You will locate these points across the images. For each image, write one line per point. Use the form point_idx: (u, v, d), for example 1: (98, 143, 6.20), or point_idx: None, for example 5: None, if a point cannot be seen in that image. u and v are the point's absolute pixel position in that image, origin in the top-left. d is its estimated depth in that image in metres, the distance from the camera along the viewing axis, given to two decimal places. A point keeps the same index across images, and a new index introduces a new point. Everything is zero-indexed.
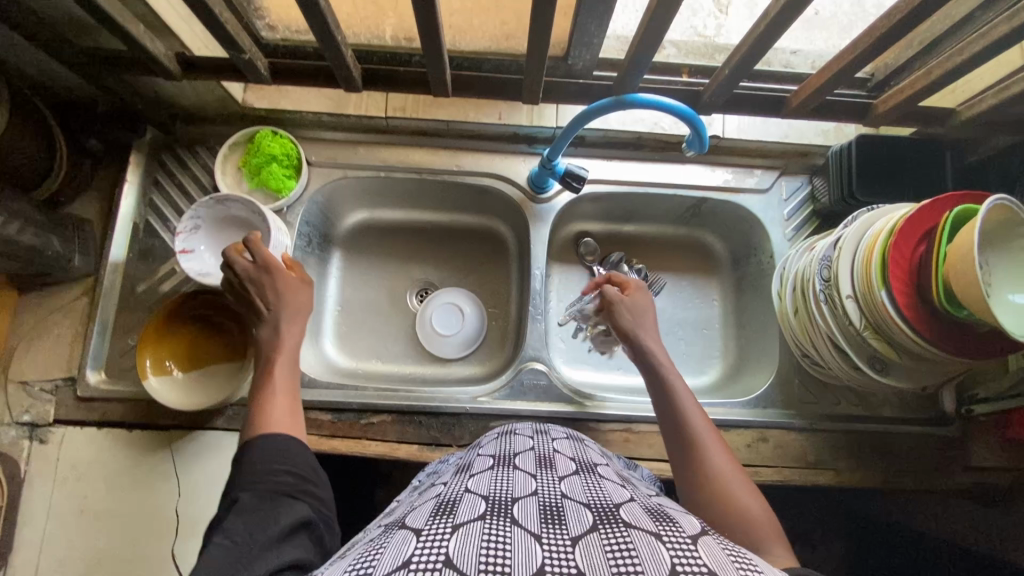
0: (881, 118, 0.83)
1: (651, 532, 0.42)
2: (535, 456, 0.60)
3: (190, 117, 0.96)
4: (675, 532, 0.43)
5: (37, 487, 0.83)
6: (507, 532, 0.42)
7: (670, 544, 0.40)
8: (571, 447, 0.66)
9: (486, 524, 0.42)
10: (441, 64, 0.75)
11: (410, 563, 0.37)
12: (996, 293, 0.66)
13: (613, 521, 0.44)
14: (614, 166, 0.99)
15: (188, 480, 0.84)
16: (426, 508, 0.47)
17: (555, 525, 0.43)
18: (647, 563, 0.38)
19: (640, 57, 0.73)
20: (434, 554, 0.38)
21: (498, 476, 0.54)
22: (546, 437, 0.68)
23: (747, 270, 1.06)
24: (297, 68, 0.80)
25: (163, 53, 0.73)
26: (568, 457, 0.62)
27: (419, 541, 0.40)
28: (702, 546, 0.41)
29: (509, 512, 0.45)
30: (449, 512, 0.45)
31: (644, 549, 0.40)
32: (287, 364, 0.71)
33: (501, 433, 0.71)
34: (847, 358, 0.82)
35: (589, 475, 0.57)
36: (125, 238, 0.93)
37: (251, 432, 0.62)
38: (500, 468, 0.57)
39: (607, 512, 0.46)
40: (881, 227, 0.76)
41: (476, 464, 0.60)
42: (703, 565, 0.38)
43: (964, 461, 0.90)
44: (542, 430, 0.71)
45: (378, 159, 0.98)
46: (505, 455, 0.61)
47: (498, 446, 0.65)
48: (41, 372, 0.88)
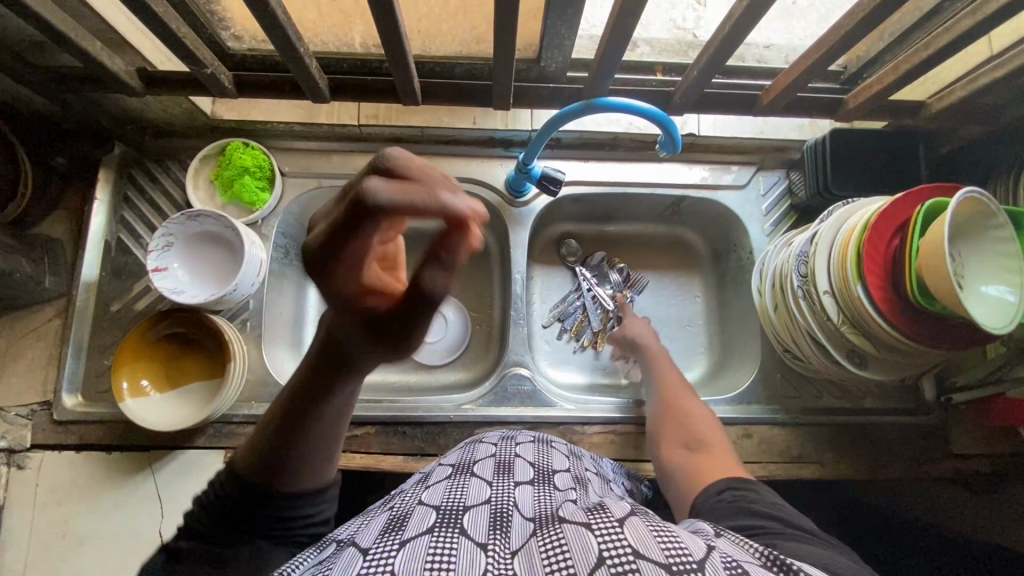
0: (852, 113, 0.82)
1: (583, 523, 0.44)
2: (494, 463, 0.61)
3: (159, 131, 0.95)
4: (604, 517, 0.44)
5: (16, 514, 0.82)
6: (453, 541, 0.44)
7: (599, 530, 0.42)
8: (533, 450, 0.67)
9: (432, 537, 0.44)
10: (410, 72, 0.74)
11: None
12: (968, 287, 0.66)
13: (551, 522, 0.46)
14: (591, 167, 0.99)
15: (171, 501, 0.84)
16: (378, 524, 0.48)
17: (500, 535, 0.46)
18: (578, 558, 0.40)
19: (610, 58, 0.72)
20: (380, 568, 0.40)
21: (453, 485, 0.55)
22: (511, 441, 0.69)
23: (728, 266, 1.06)
24: (264, 79, 0.79)
25: (123, 69, 0.72)
26: (527, 463, 0.63)
27: (365, 559, 0.42)
28: (628, 527, 0.43)
29: (459, 521, 0.47)
30: (398, 527, 0.46)
31: (575, 543, 0.42)
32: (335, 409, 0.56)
33: (469, 441, 0.72)
34: (826, 352, 0.82)
35: (542, 485, 0.58)
36: (97, 257, 0.91)
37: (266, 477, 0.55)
38: (457, 476, 0.58)
39: (548, 516, 0.48)
40: (855, 221, 0.76)
41: (435, 473, 0.61)
42: (627, 547, 0.40)
43: (946, 448, 0.91)
44: (508, 436, 0.72)
45: (353, 168, 0.97)
46: (465, 463, 0.62)
47: (461, 455, 0.66)
48: (16, 397, 0.86)
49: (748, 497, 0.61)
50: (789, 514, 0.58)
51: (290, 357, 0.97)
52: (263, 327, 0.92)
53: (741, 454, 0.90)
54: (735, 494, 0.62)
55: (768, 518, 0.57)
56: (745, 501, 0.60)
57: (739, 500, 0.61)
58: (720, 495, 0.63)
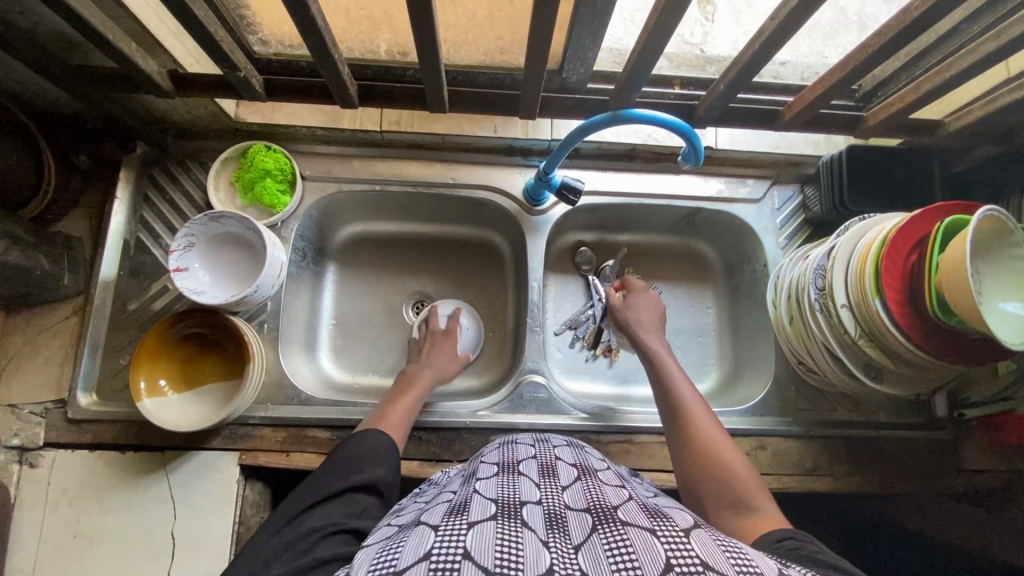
0: (872, 131, 0.84)
1: (646, 528, 0.46)
2: (538, 465, 0.63)
3: (181, 132, 0.95)
4: (668, 527, 0.47)
5: (28, 513, 0.81)
6: (518, 531, 0.46)
7: (665, 539, 0.44)
8: (572, 454, 0.69)
9: (498, 523, 0.47)
10: (439, 79, 0.75)
11: (430, 555, 0.42)
12: (988, 302, 0.67)
13: (612, 522, 0.48)
14: (609, 177, 1.00)
15: (183, 503, 0.83)
16: (441, 509, 0.52)
17: (559, 532, 0.47)
18: (645, 559, 0.42)
19: (638, 72, 0.73)
20: (454, 548, 0.42)
21: (504, 482, 0.57)
22: (547, 445, 0.71)
23: (742, 278, 1.07)
24: (292, 84, 0.80)
25: (155, 71, 0.73)
26: (569, 464, 0.64)
27: (438, 535, 0.45)
28: (695, 540, 0.44)
29: (519, 514, 0.49)
30: (462, 512, 0.49)
31: (642, 545, 0.44)
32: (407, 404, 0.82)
33: (503, 442, 0.73)
34: (842, 365, 0.83)
35: (589, 482, 0.60)
36: (115, 256, 0.91)
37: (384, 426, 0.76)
38: (505, 475, 0.60)
39: (606, 515, 0.50)
40: (873, 237, 0.77)
41: (482, 471, 0.63)
42: (696, 557, 0.42)
43: (958, 464, 0.92)
44: (542, 439, 0.74)
45: (373, 173, 0.97)
46: (509, 464, 0.63)
47: (502, 455, 0.67)
48: (31, 394, 0.86)
49: (810, 548, 0.51)
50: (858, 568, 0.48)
51: (304, 360, 0.97)
52: (280, 329, 0.92)
53: (755, 467, 0.90)
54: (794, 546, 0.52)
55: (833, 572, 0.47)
56: (807, 552, 0.50)
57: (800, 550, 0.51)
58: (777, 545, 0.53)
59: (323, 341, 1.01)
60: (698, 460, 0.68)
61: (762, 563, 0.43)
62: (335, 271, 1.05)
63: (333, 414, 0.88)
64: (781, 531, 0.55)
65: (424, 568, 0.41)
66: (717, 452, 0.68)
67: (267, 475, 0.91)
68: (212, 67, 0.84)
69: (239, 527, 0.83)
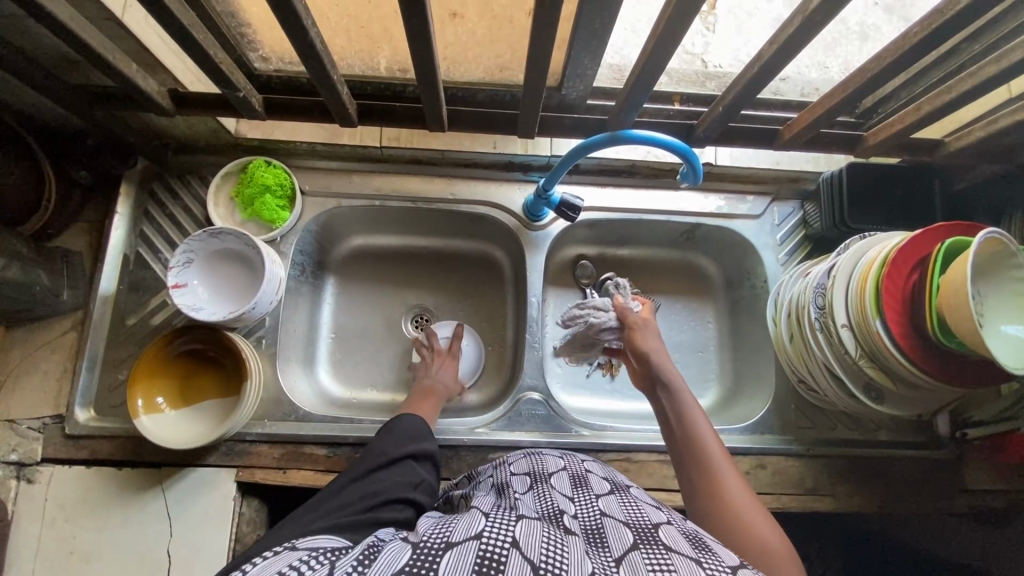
0: (870, 150, 0.83)
1: (691, 558, 0.45)
2: (570, 477, 0.63)
3: (182, 147, 0.96)
4: (714, 561, 0.45)
5: (24, 529, 0.81)
6: (564, 538, 0.46)
7: (709, 571, 0.43)
8: (601, 467, 0.68)
9: (543, 524, 0.47)
10: (438, 98, 0.75)
11: (482, 536, 0.44)
12: (990, 325, 0.67)
13: (653, 541, 0.48)
14: (608, 193, 1.00)
15: (180, 520, 0.83)
16: (486, 506, 0.53)
17: (600, 546, 0.47)
18: None
19: (637, 91, 0.73)
20: (504, 536, 0.44)
21: (538, 497, 0.57)
22: (575, 457, 0.70)
23: (742, 294, 1.06)
24: (293, 103, 0.80)
25: (155, 90, 0.73)
26: (600, 477, 0.64)
27: (490, 519, 0.46)
28: None
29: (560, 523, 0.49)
30: (510, 511, 0.50)
31: (685, 572, 0.43)
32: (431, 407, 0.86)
33: (531, 451, 0.73)
34: (843, 385, 0.82)
35: (623, 495, 0.59)
36: (115, 271, 0.91)
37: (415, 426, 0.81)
38: (538, 489, 0.60)
39: (647, 532, 0.49)
40: (873, 257, 0.77)
41: (514, 482, 0.63)
42: None
43: (960, 484, 0.91)
44: (569, 452, 0.73)
45: (372, 188, 0.97)
46: (541, 475, 0.64)
47: (531, 465, 0.67)
48: (29, 409, 0.86)
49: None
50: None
51: (303, 374, 0.97)
52: (278, 345, 0.92)
53: (756, 486, 0.89)
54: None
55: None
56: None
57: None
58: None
59: (322, 355, 1.01)
60: (718, 515, 0.60)
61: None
62: (334, 285, 1.05)
63: (330, 431, 0.87)
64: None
65: (474, 550, 0.42)
66: (743, 508, 0.60)
67: (264, 492, 0.90)
68: (212, 84, 0.84)
69: (235, 544, 0.83)
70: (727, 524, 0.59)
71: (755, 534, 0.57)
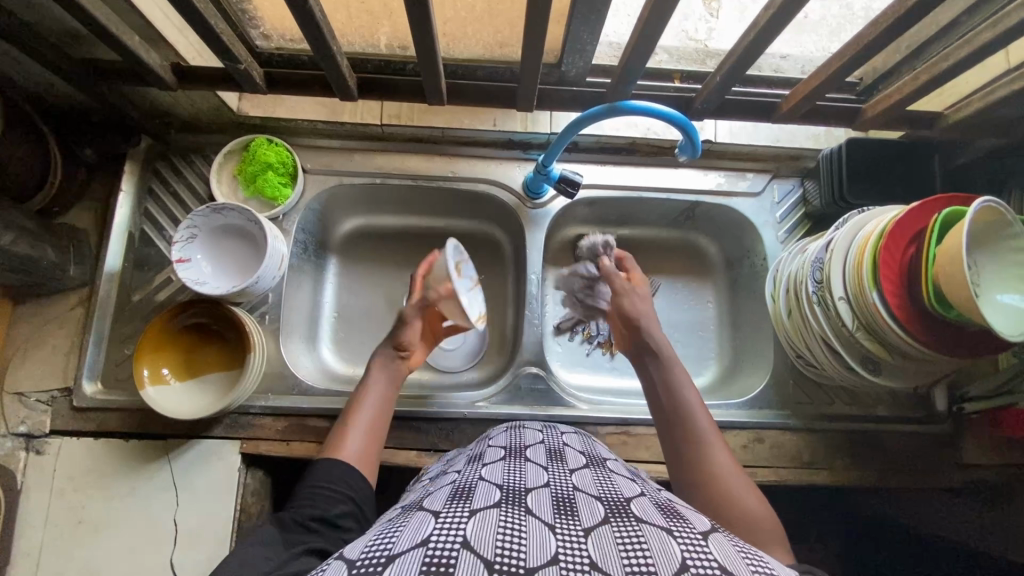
0: (869, 123, 0.84)
1: (663, 527, 0.44)
2: (546, 450, 0.61)
3: (185, 126, 0.97)
4: (686, 529, 0.45)
5: (34, 498, 0.83)
6: (523, 520, 0.44)
7: (681, 539, 0.43)
8: (579, 440, 0.67)
9: (502, 510, 0.45)
10: (437, 72, 0.76)
11: (428, 542, 0.40)
12: (985, 294, 0.67)
13: (624, 515, 0.46)
14: (609, 171, 1.00)
15: (185, 490, 0.84)
16: (444, 494, 0.50)
17: (569, 516, 0.45)
18: (658, 556, 0.40)
19: (634, 63, 0.73)
20: (453, 537, 0.41)
21: (509, 467, 0.55)
22: (554, 431, 0.69)
23: (741, 272, 1.07)
24: (294, 78, 0.81)
25: (158, 64, 0.74)
26: (577, 451, 0.63)
27: (438, 522, 0.43)
28: (713, 543, 0.43)
29: (523, 500, 0.47)
30: (467, 498, 0.48)
31: (656, 544, 0.42)
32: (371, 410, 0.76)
33: (511, 426, 0.71)
34: (840, 358, 0.83)
35: (598, 469, 0.58)
36: (120, 248, 0.93)
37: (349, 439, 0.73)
38: (511, 459, 0.58)
39: (618, 506, 0.48)
40: (871, 230, 0.77)
41: (488, 454, 0.61)
42: (714, 560, 0.40)
43: (957, 459, 0.91)
44: (550, 424, 0.73)
45: (373, 166, 0.98)
46: (517, 448, 0.62)
47: (509, 439, 0.66)
48: (38, 382, 0.88)
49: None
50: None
51: (306, 351, 0.98)
52: (281, 321, 0.93)
53: (753, 459, 0.90)
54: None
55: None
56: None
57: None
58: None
59: (325, 333, 1.02)
60: (707, 483, 0.62)
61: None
62: (336, 265, 1.06)
63: (333, 404, 0.89)
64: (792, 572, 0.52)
65: (420, 555, 0.39)
66: (732, 477, 0.62)
67: (268, 464, 0.92)
68: (214, 60, 0.85)
69: (240, 514, 0.84)
70: (717, 491, 0.61)
71: (742, 503, 0.60)
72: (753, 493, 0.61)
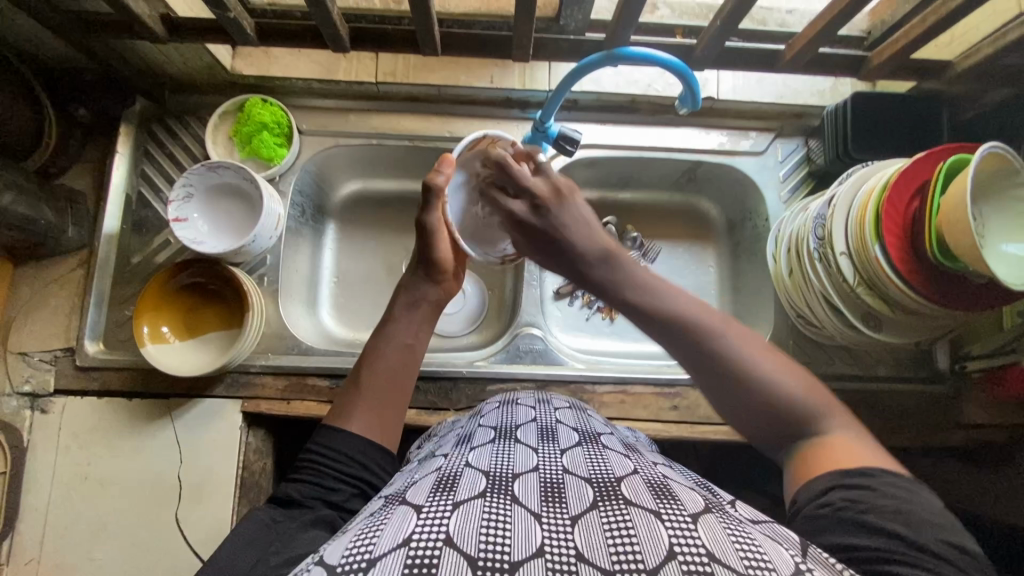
0: (876, 72, 0.83)
1: (651, 511, 0.43)
2: (537, 429, 0.59)
3: (180, 86, 0.96)
4: (675, 510, 0.43)
5: (40, 455, 0.84)
6: (507, 510, 0.43)
7: (669, 523, 0.41)
8: (573, 417, 0.65)
9: (486, 502, 0.43)
10: (431, 22, 0.74)
11: (410, 542, 0.39)
12: (990, 244, 0.66)
13: (613, 498, 0.45)
14: (609, 130, 0.99)
15: (189, 448, 0.85)
16: (426, 483, 0.48)
17: (556, 503, 0.44)
18: (646, 546, 0.39)
19: (631, 9, 0.72)
20: (435, 533, 0.39)
21: (498, 451, 0.54)
22: (550, 408, 0.67)
23: (743, 235, 1.05)
24: (285, 29, 0.79)
25: (147, 14, 0.73)
26: (570, 428, 0.61)
27: (419, 519, 0.41)
28: (702, 526, 0.42)
29: (510, 488, 0.46)
30: (449, 487, 0.46)
31: (644, 531, 0.40)
32: (387, 354, 0.68)
33: (504, 403, 0.70)
34: (841, 316, 0.82)
35: (591, 448, 0.56)
36: (118, 209, 0.92)
37: (364, 396, 0.65)
38: (500, 442, 0.56)
39: (608, 488, 0.46)
40: (873, 184, 0.76)
41: (478, 436, 0.59)
42: (702, 547, 0.39)
43: (957, 418, 0.91)
44: (544, 400, 0.70)
45: (369, 126, 0.97)
46: (507, 428, 0.60)
47: (501, 419, 0.64)
48: (40, 343, 0.88)
49: (863, 505, 0.46)
50: (916, 530, 0.45)
51: (306, 314, 0.98)
52: (279, 283, 0.93)
53: None
54: (843, 500, 0.48)
55: (894, 545, 0.44)
56: (858, 511, 0.46)
57: (848, 510, 0.47)
58: (822, 500, 0.49)
59: (325, 297, 1.02)
60: (737, 387, 0.56)
61: (775, 556, 0.40)
62: (335, 229, 1.05)
63: (332, 363, 0.89)
64: (836, 475, 0.50)
65: (402, 556, 0.38)
66: (761, 370, 0.56)
67: (270, 424, 0.93)
68: (206, 14, 0.83)
69: (244, 471, 0.86)
70: (749, 394, 0.56)
71: (783, 392, 0.55)
72: (789, 373, 0.57)
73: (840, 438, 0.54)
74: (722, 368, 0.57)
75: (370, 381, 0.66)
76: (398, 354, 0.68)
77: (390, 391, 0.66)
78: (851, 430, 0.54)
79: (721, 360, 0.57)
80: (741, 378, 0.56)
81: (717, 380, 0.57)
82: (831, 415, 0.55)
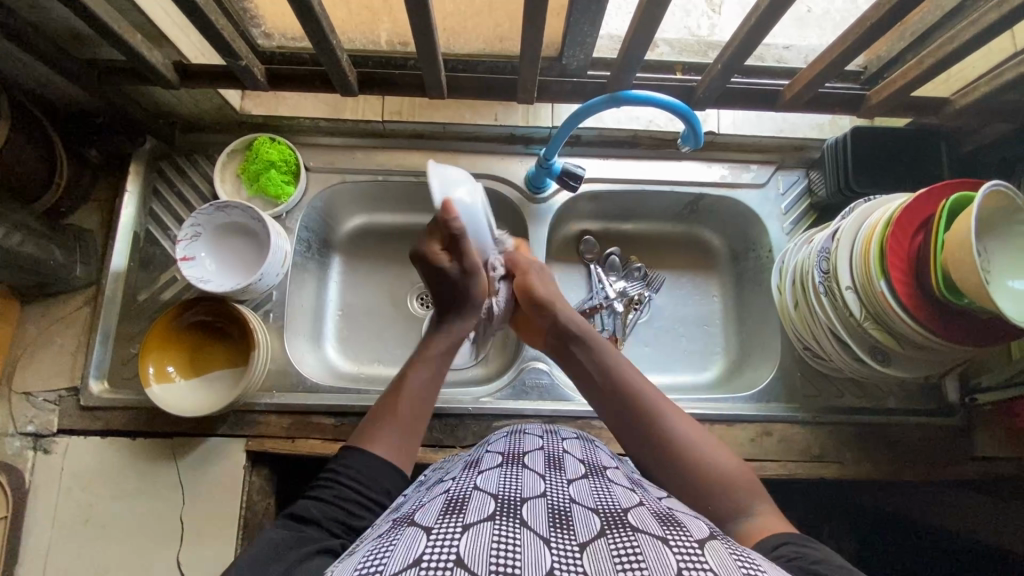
0: (874, 109, 0.84)
1: (658, 537, 0.42)
2: (544, 456, 0.59)
3: (190, 126, 0.98)
4: (681, 536, 0.42)
5: (41, 497, 0.83)
6: (517, 534, 0.42)
7: (676, 548, 0.40)
8: (579, 447, 0.65)
9: (496, 524, 0.43)
10: (437, 67, 0.76)
11: (421, 562, 0.38)
12: (996, 280, 0.66)
13: (622, 526, 0.44)
14: (611, 165, 1.00)
15: (191, 488, 0.84)
16: (436, 505, 0.48)
17: (564, 530, 0.43)
18: (653, 566, 0.38)
19: (633, 54, 0.74)
20: (446, 553, 0.39)
21: (506, 475, 0.53)
22: (554, 436, 0.66)
23: (747, 265, 1.06)
24: (295, 75, 0.81)
25: (162, 63, 0.76)
26: (577, 459, 0.60)
27: (429, 539, 0.41)
28: (709, 552, 0.40)
29: (519, 512, 0.45)
30: (458, 510, 0.45)
31: (652, 554, 0.39)
32: (413, 393, 0.70)
33: (509, 430, 0.69)
34: (848, 349, 0.82)
35: (596, 479, 0.55)
36: (126, 247, 0.93)
37: (384, 433, 0.66)
38: (508, 466, 0.56)
39: (616, 517, 0.45)
40: (878, 218, 0.76)
41: (485, 461, 0.59)
42: (709, 570, 0.38)
43: (969, 451, 0.90)
44: (549, 430, 0.69)
45: (374, 164, 0.98)
46: (513, 454, 0.60)
47: (508, 445, 0.63)
48: (45, 382, 0.88)
49: (811, 557, 0.47)
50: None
51: (310, 349, 0.98)
52: (285, 319, 0.93)
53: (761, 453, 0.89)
54: (794, 553, 0.49)
55: None
56: (806, 561, 0.47)
57: (799, 560, 0.47)
58: (774, 553, 0.49)
59: (329, 330, 1.02)
60: (672, 449, 0.62)
61: None
62: (341, 263, 1.06)
63: (336, 401, 0.89)
64: (777, 538, 0.51)
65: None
66: (695, 445, 0.62)
67: (274, 462, 0.92)
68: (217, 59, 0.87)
69: (247, 511, 0.84)
70: (672, 452, 0.62)
71: (714, 465, 0.60)
72: (717, 450, 0.62)
73: (765, 514, 0.56)
74: (658, 443, 0.63)
75: (393, 415, 0.68)
76: (423, 396, 0.70)
77: (410, 426, 0.68)
78: (770, 505, 0.58)
79: (653, 427, 0.64)
80: (672, 451, 0.62)
81: (652, 455, 0.63)
82: (752, 492, 0.58)
